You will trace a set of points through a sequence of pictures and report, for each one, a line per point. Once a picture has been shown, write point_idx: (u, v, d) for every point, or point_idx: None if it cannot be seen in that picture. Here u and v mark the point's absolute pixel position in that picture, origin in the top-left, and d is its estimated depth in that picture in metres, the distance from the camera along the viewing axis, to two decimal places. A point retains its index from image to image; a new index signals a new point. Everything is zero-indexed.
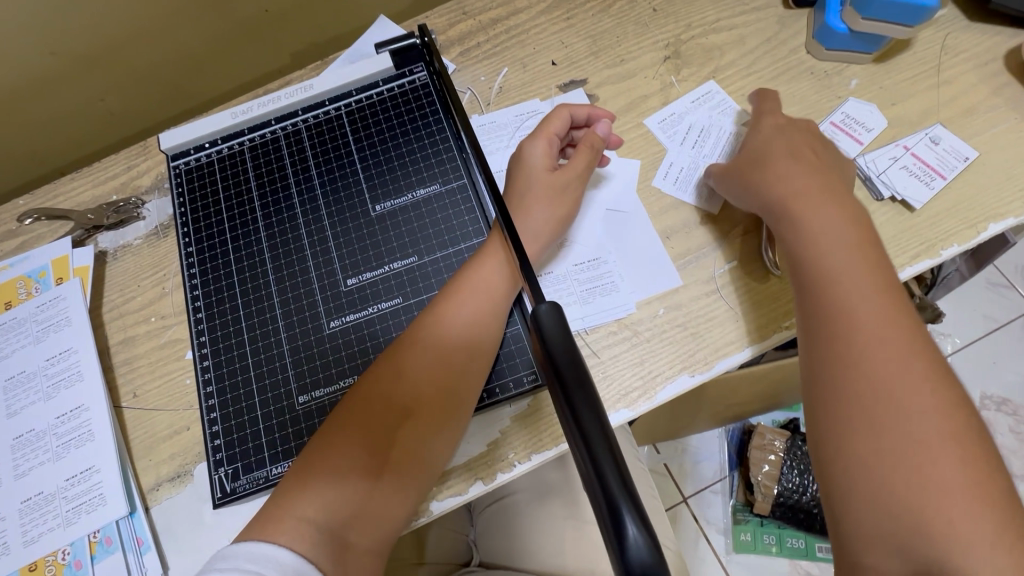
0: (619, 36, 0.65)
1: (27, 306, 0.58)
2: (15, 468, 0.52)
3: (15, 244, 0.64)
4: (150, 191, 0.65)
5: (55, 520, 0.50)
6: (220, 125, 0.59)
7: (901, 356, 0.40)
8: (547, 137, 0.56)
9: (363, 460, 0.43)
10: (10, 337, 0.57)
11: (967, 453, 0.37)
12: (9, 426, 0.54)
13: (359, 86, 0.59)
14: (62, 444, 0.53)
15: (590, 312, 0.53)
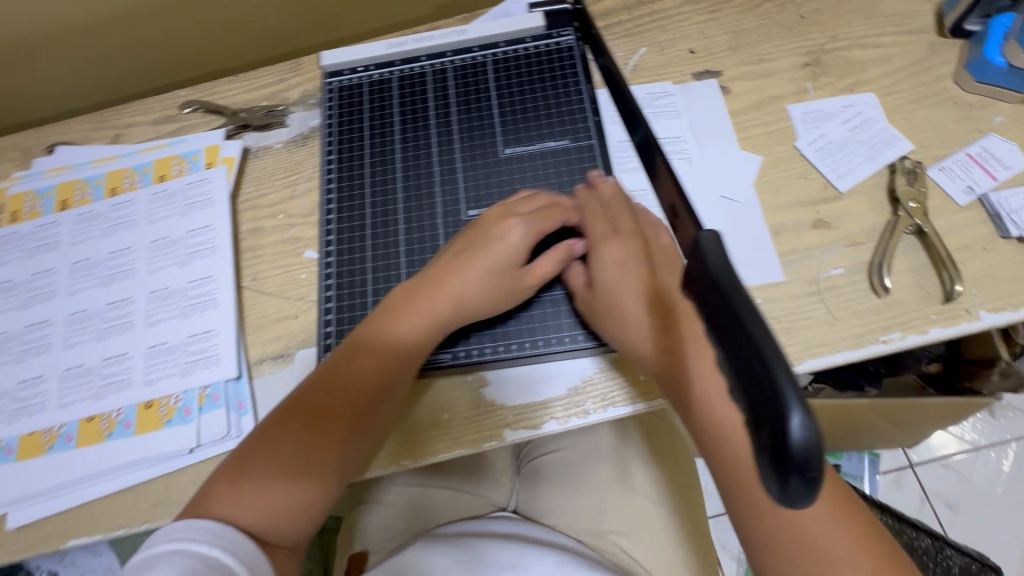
0: (761, 36, 0.66)
1: (177, 182, 0.65)
2: (148, 317, 0.59)
3: (173, 128, 0.71)
4: (296, 103, 0.71)
5: (173, 368, 0.56)
6: (376, 53, 0.64)
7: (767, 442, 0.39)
8: (534, 234, 0.51)
9: (276, 462, 0.44)
10: (160, 205, 0.64)
11: (846, 516, 0.38)
12: (148, 280, 0.61)
13: (508, 39, 0.63)
14: (190, 306, 0.59)
15: None
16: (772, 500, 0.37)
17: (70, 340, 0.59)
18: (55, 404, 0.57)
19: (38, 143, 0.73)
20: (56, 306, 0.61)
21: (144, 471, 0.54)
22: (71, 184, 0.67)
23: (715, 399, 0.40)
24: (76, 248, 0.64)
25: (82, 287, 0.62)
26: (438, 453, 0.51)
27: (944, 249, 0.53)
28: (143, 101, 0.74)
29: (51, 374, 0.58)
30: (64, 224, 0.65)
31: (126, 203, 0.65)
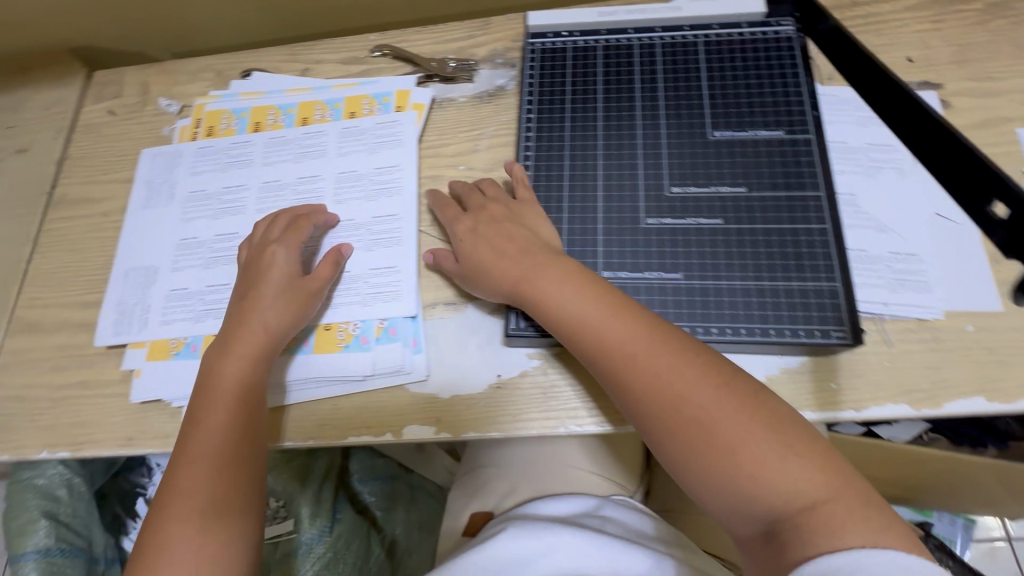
0: (991, 53, 0.62)
1: (368, 120, 0.67)
2: (332, 245, 0.61)
3: (360, 70, 0.73)
4: (483, 60, 0.71)
5: (354, 297, 0.58)
6: (584, 20, 0.63)
7: (641, 343, 0.46)
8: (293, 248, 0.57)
9: (203, 492, 0.47)
10: (350, 139, 0.66)
11: (760, 416, 0.41)
12: (333, 210, 0.62)
13: (723, 22, 0.61)
14: (374, 240, 0.60)
15: (896, 301, 0.52)
16: (728, 451, 0.41)
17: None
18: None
19: (232, 67, 0.77)
20: (245, 221, 0.64)
21: (317, 389, 0.56)
22: (265, 108, 0.70)
23: (585, 298, 0.48)
24: (267, 169, 0.66)
25: (270, 207, 0.64)
26: (605, 425, 0.52)
27: None
28: (333, 40, 0.77)
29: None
30: (257, 145, 0.68)
31: (318, 133, 0.67)
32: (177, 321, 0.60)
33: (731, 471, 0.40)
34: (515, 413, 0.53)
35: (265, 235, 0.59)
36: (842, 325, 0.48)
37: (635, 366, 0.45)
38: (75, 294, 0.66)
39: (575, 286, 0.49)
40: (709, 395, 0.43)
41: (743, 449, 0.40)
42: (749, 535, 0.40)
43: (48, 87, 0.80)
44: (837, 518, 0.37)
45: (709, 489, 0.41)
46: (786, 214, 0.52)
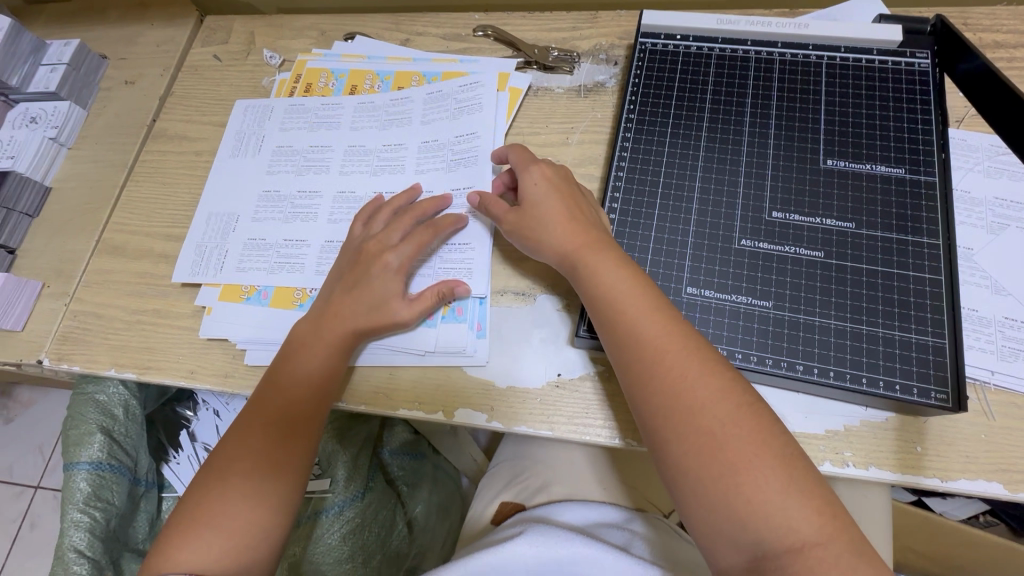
0: None
1: (452, 86, 0.67)
2: None
3: (460, 47, 0.73)
4: (585, 54, 0.70)
5: (426, 270, 0.58)
6: (701, 24, 0.61)
7: (676, 356, 0.43)
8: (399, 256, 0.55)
9: (251, 454, 0.50)
10: (433, 105, 0.66)
11: (768, 450, 0.39)
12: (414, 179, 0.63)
13: (852, 46, 0.58)
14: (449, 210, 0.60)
15: (1004, 371, 0.47)
16: (733, 474, 0.38)
17: (336, 216, 0.62)
18: (313, 269, 0.60)
19: (336, 29, 0.78)
20: (328, 182, 0.65)
21: (379, 355, 0.56)
22: (364, 73, 0.71)
23: (625, 288, 0.46)
24: (355, 132, 0.67)
25: (354, 171, 0.65)
26: None
27: None
28: (437, 15, 0.77)
29: (313, 241, 0.62)
30: (346, 109, 0.68)
31: (404, 101, 0.67)
32: (252, 270, 0.61)
33: (731, 496, 0.38)
34: (573, 416, 0.52)
35: (384, 236, 0.56)
36: (944, 386, 0.44)
37: (662, 364, 0.43)
38: (159, 226, 0.68)
39: (612, 276, 0.47)
40: (729, 414, 0.40)
41: (746, 475, 0.38)
42: (730, 565, 0.38)
43: (161, 25, 0.83)
44: (825, 564, 0.35)
45: (698, 503, 0.39)
46: (895, 258, 0.49)
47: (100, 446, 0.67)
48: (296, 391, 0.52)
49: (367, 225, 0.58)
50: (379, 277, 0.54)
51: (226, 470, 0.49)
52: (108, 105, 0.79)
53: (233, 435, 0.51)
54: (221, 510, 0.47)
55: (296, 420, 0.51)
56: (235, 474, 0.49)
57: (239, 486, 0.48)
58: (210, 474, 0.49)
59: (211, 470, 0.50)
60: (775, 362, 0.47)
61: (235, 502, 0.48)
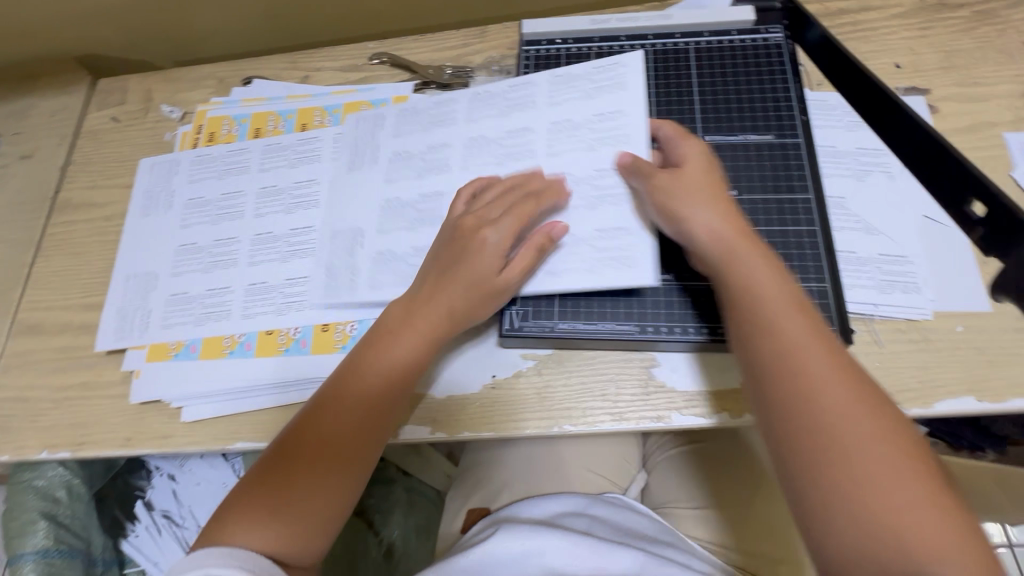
0: (976, 59, 0.63)
1: (519, 121, 0.60)
2: (251, 256, 0.63)
3: (360, 77, 0.75)
4: (479, 68, 0.73)
5: (270, 306, 0.60)
6: (576, 27, 0.65)
7: (844, 379, 0.40)
8: (517, 224, 0.52)
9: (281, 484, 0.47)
10: (272, 156, 0.68)
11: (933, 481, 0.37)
12: (254, 223, 0.64)
13: (713, 29, 0.63)
14: (602, 253, 0.53)
15: (886, 302, 0.52)
16: (874, 484, 0.36)
17: (202, 266, 0.63)
18: (195, 321, 0.60)
19: (233, 75, 0.78)
20: (203, 230, 0.65)
21: (300, 389, 0.56)
22: (266, 115, 0.72)
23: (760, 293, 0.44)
24: (194, 186, 0.68)
25: (194, 222, 0.66)
26: (601, 424, 0.53)
27: None
28: (332, 49, 0.78)
29: (194, 291, 0.62)
30: (217, 154, 0.69)
31: (242, 150, 0.69)
32: (177, 324, 0.61)
33: (880, 518, 0.36)
34: (513, 412, 0.54)
35: (483, 211, 0.53)
36: (831, 325, 0.49)
37: (797, 361, 0.41)
38: (76, 298, 0.67)
39: (771, 283, 0.45)
40: (889, 440, 0.38)
41: (905, 505, 0.36)
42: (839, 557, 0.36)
43: (52, 94, 0.82)
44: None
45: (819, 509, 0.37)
46: (776, 217, 0.53)
47: (45, 532, 0.65)
48: (358, 391, 0.50)
49: (502, 189, 0.55)
50: (483, 211, 0.53)
51: (277, 474, 0.48)
52: (5, 183, 0.77)
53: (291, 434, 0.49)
54: (273, 510, 0.46)
55: (353, 431, 0.49)
56: (286, 480, 0.47)
57: (295, 495, 0.47)
58: (260, 476, 0.48)
59: (261, 471, 0.48)
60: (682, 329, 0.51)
61: (288, 511, 0.46)
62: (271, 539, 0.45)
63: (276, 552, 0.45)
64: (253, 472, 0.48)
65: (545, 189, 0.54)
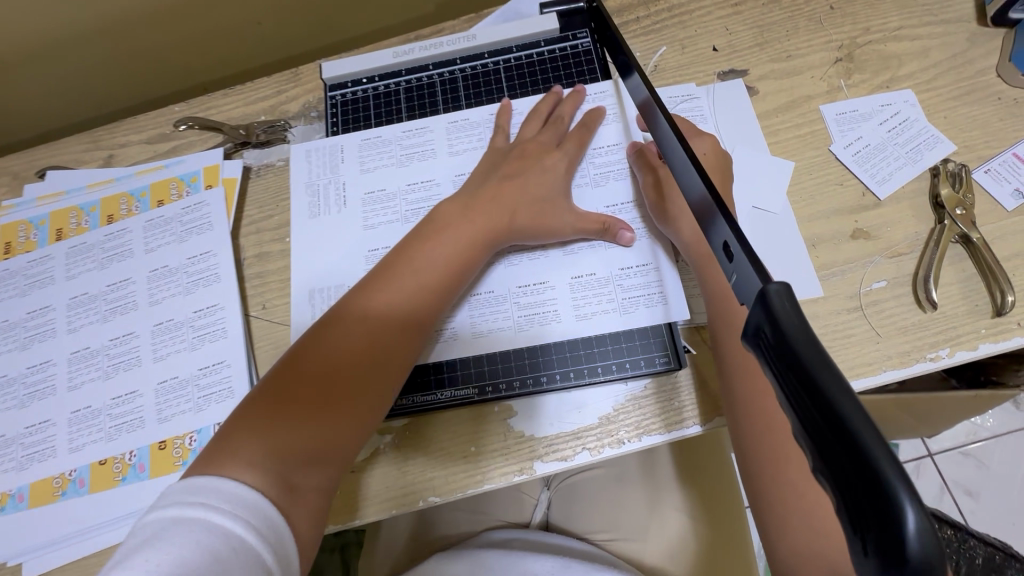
0: (788, 30, 0.62)
1: (422, 171, 0.57)
2: (69, 380, 0.57)
3: (169, 147, 0.68)
4: (297, 117, 0.67)
5: (98, 433, 0.54)
6: (380, 63, 0.61)
7: None
8: (578, 144, 0.55)
9: (310, 405, 0.43)
10: (78, 259, 0.61)
11: None
12: (68, 340, 0.58)
13: (521, 44, 0.61)
14: (583, 299, 0.53)
15: None
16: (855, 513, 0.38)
17: (18, 400, 0.57)
18: (18, 466, 0.54)
19: (27, 166, 0.69)
20: (12, 359, 0.58)
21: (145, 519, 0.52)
22: (66, 211, 0.64)
23: None
24: None
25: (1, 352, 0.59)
26: (467, 490, 0.50)
27: (993, 257, 0.50)
28: (136, 118, 0.71)
29: (12, 431, 0.56)
30: (17, 269, 0.62)
31: (44, 259, 0.62)
32: None
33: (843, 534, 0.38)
34: (377, 491, 0.50)
35: (544, 138, 0.55)
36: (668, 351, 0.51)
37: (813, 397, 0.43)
38: None
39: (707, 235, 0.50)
40: None
41: None
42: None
43: None
44: None
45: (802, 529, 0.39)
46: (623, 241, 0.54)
47: None
48: (394, 307, 0.48)
49: (542, 123, 0.56)
50: (538, 147, 0.55)
51: (318, 375, 0.44)
52: None
53: (311, 343, 0.46)
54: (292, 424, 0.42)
55: (391, 360, 0.47)
56: (307, 402, 0.43)
57: (319, 415, 0.43)
58: (287, 400, 0.43)
59: (281, 377, 0.44)
60: (523, 383, 0.51)
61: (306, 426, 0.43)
62: (290, 455, 0.41)
63: (288, 473, 0.41)
64: (275, 371, 0.45)
65: (563, 141, 0.55)
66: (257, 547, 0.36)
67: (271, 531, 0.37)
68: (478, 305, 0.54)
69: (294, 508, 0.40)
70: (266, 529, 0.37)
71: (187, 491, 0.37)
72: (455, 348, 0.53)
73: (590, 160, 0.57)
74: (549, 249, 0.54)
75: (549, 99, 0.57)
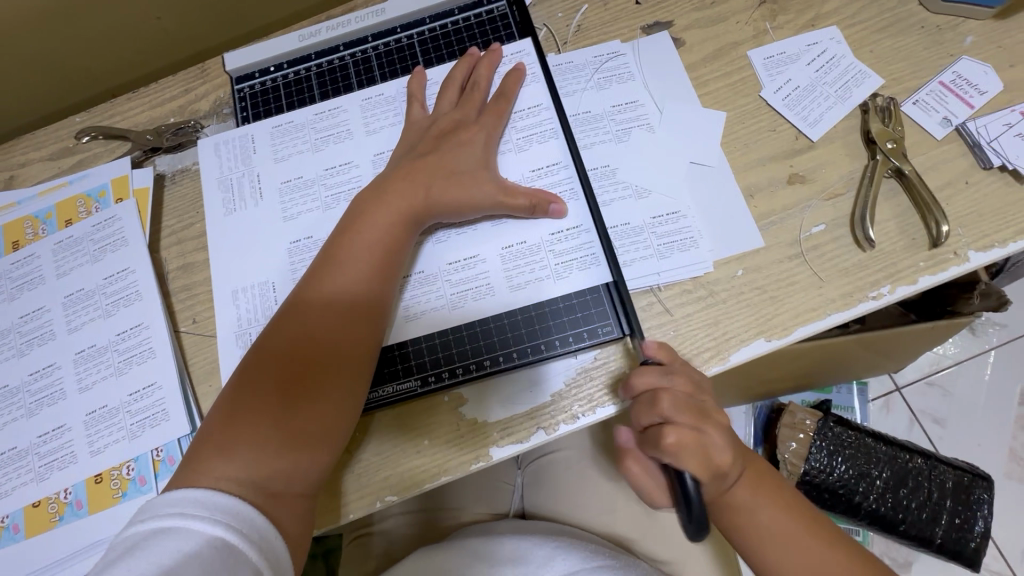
0: None
1: (339, 155, 0.54)
2: None
3: (73, 161, 0.63)
4: (210, 116, 0.63)
5: (28, 475, 0.51)
6: (287, 48, 0.57)
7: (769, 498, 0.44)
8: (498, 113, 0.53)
9: (274, 409, 0.42)
10: None
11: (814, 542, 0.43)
12: None
13: (434, 14, 0.58)
14: (516, 268, 0.51)
15: (667, 267, 0.51)
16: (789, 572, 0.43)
17: None
18: None
19: None
20: None
21: (86, 559, 0.49)
22: None
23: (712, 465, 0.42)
24: None
25: None
26: (425, 484, 0.49)
27: (927, 189, 0.50)
28: (34, 134, 0.65)
29: None
30: None
31: None
32: None
33: None
34: (330, 493, 0.48)
35: (461, 108, 0.53)
36: (610, 318, 0.49)
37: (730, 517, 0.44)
38: None
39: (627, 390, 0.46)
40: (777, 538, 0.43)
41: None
42: None
43: None
44: None
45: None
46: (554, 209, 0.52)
47: None
48: (340, 297, 0.46)
49: (460, 90, 0.54)
50: (456, 119, 0.52)
51: (277, 376, 0.43)
52: None
53: (257, 360, 0.44)
54: (257, 441, 0.41)
55: (349, 352, 0.44)
56: (269, 404, 0.42)
57: (289, 420, 0.42)
58: (251, 407, 0.42)
59: (241, 386, 0.43)
60: (466, 369, 0.50)
61: (279, 435, 0.41)
62: (266, 459, 0.40)
63: (268, 482, 0.40)
64: (230, 391, 0.43)
65: (482, 113, 0.53)
66: (239, 549, 0.36)
67: (253, 531, 0.37)
68: (414, 290, 0.51)
69: (277, 512, 0.40)
70: (247, 529, 0.37)
71: (161, 502, 0.37)
72: (395, 335, 0.51)
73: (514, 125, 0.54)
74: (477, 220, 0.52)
75: (461, 71, 0.55)
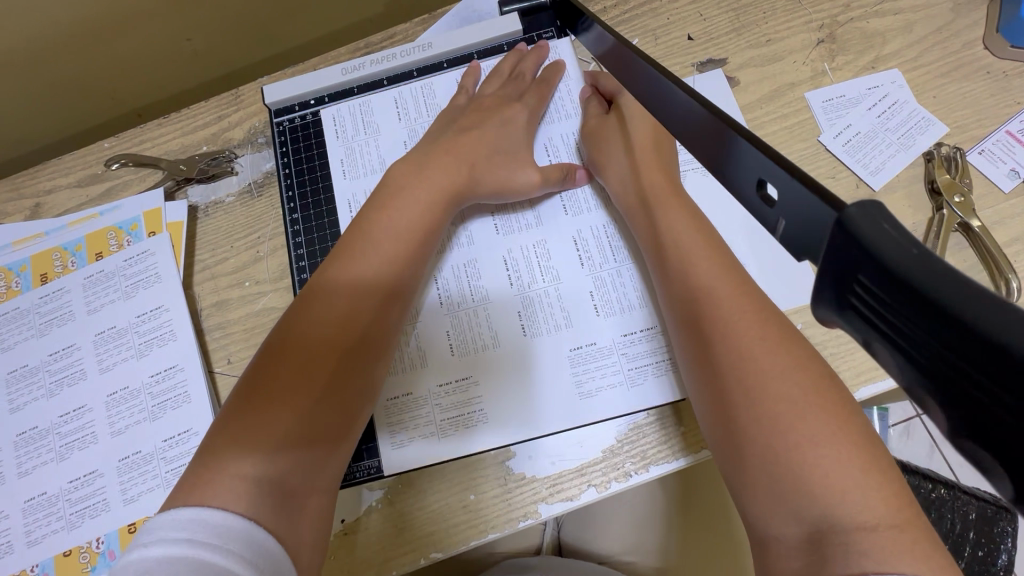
0: (767, 12, 0.57)
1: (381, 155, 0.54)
2: (19, 466, 0.51)
3: (102, 190, 0.61)
4: (244, 144, 0.61)
5: (58, 522, 0.49)
6: (329, 82, 0.55)
7: (767, 335, 0.36)
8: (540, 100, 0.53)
9: (317, 394, 0.39)
10: (13, 327, 0.55)
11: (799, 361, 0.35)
12: (12, 421, 0.52)
13: (482, 50, 0.56)
14: (569, 304, 0.49)
15: None
16: (756, 468, 0.33)
17: None
18: None
19: None
20: None
21: None
22: None
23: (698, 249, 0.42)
24: None
25: None
26: (470, 542, 0.47)
27: (996, 245, 0.48)
28: (60, 159, 0.63)
29: None
30: None
31: None
32: None
33: (773, 443, 0.33)
34: (379, 548, 0.47)
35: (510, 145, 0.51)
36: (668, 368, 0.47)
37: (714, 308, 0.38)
38: None
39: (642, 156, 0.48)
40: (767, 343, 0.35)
41: (803, 426, 0.32)
42: (777, 520, 0.32)
43: None
44: (805, 434, 0.32)
45: (750, 480, 0.33)
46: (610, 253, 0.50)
47: None
48: (368, 276, 0.43)
49: (504, 79, 0.54)
50: (504, 151, 0.51)
51: (317, 355, 0.40)
52: None
53: (246, 389, 0.39)
54: (270, 430, 0.37)
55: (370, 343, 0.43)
56: (302, 381, 0.39)
57: (334, 409, 0.40)
58: (287, 380, 0.39)
59: (269, 363, 0.39)
60: (520, 428, 0.47)
61: (320, 424, 0.39)
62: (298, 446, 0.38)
63: (282, 482, 0.36)
64: (257, 364, 0.40)
65: (523, 97, 0.53)
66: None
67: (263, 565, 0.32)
68: (461, 316, 0.50)
69: (290, 529, 0.36)
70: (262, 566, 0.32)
71: (168, 524, 0.32)
72: (436, 372, 0.49)
73: (549, 124, 0.55)
74: (528, 252, 0.51)
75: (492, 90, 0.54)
